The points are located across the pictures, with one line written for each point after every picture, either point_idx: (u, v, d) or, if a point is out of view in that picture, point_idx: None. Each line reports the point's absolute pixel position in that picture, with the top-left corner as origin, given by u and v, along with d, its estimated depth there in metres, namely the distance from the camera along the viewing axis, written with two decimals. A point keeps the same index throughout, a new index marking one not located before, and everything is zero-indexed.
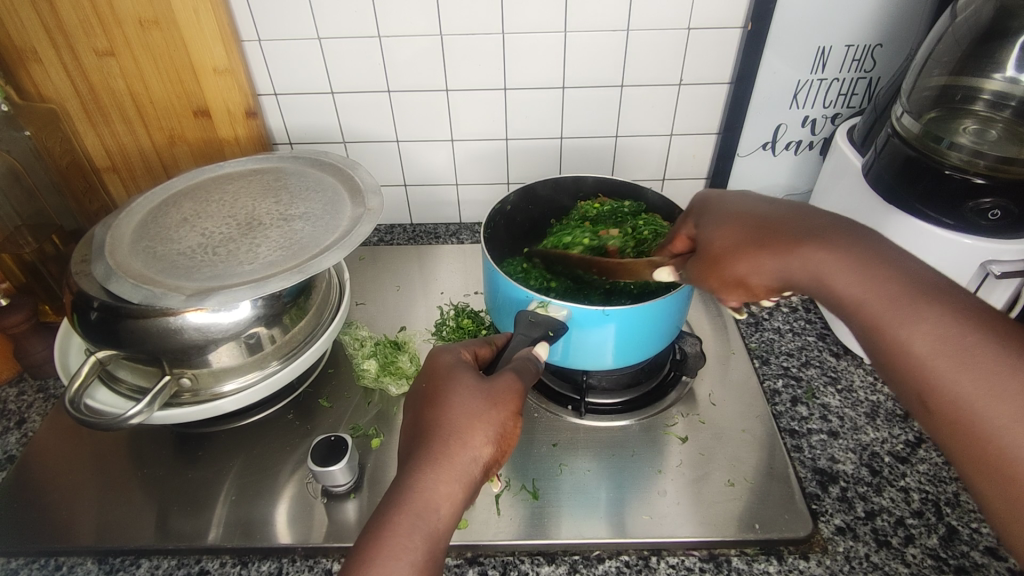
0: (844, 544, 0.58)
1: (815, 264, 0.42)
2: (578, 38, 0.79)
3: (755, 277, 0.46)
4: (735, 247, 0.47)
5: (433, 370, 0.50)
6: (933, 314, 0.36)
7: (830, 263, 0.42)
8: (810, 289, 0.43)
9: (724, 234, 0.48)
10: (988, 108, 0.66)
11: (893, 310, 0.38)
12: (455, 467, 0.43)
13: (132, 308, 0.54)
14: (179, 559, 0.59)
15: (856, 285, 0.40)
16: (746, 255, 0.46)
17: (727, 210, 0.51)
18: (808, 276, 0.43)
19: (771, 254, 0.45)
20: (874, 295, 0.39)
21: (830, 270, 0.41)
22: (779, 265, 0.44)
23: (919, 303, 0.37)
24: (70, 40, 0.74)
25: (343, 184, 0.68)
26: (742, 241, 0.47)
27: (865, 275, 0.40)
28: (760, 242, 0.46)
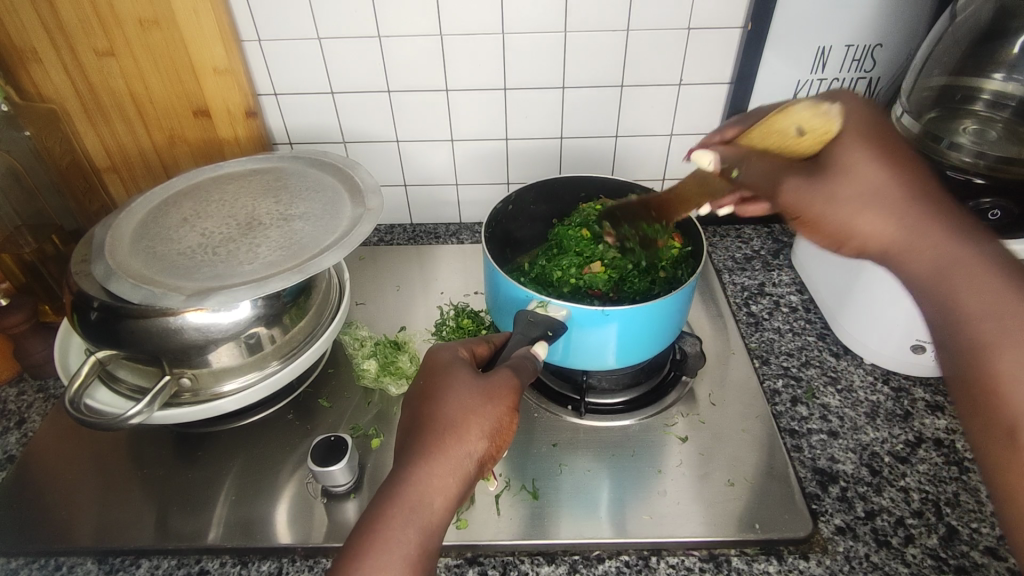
0: (844, 544, 0.58)
1: (939, 264, 0.42)
2: (578, 38, 0.79)
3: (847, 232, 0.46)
4: (845, 179, 0.45)
5: (431, 367, 0.50)
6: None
7: (944, 258, 0.42)
8: (911, 260, 0.43)
9: (853, 158, 0.45)
10: (988, 108, 0.65)
11: (1003, 332, 0.38)
12: (449, 461, 0.43)
13: (132, 308, 0.54)
14: (179, 559, 0.59)
15: (984, 295, 0.39)
16: (852, 198, 0.45)
17: (865, 127, 0.47)
18: (916, 258, 0.43)
19: (886, 226, 0.44)
20: (988, 312, 0.39)
21: (950, 270, 0.41)
22: (887, 237, 0.44)
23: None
24: (70, 39, 0.74)
25: (343, 184, 0.68)
26: (859, 189, 0.45)
27: (1008, 281, 0.39)
28: (887, 206, 0.44)
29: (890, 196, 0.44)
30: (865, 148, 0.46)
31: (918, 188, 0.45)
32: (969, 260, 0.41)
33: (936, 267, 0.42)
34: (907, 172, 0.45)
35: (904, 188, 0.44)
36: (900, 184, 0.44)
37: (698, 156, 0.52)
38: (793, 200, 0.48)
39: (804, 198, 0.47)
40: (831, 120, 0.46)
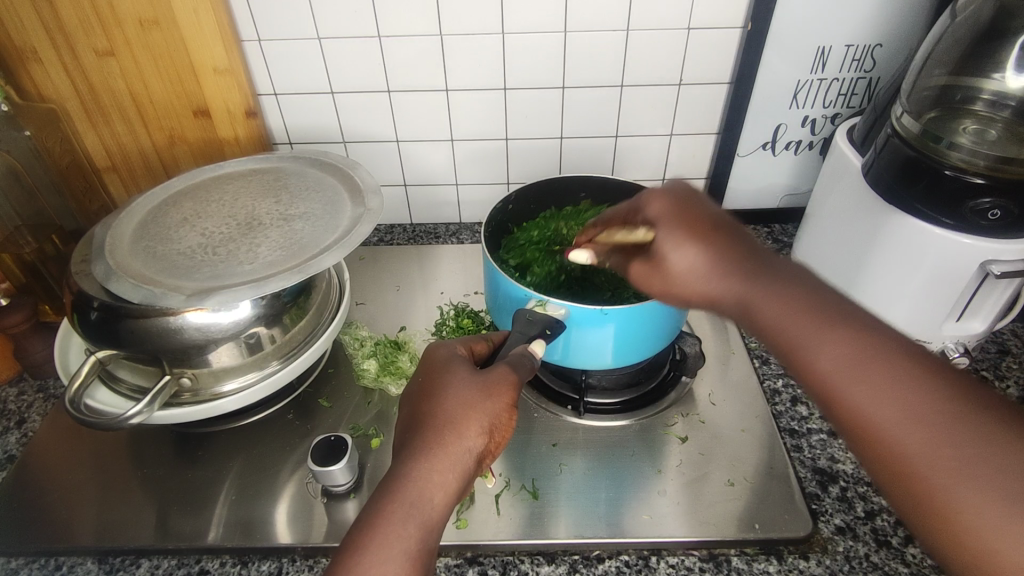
0: (844, 544, 0.58)
1: (741, 291, 0.44)
2: (578, 38, 0.79)
3: (692, 298, 0.48)
4: (673, 255, 0.48)
5: (431, 364, 0.50)
6: (843, 340, 0.38)
7: (747, 294, 0.44)
8: (761, 312, 0.43)
9: (672, 242, 0.48)
10: (988, 108, 0.66)
11: (808, 336, 0.40)
12: (450, 457, 0.43)
13: (132, 308, 0.54)
14: (179, 559, 0.59)
15: (774, 309, 0.42)
16: (681, 272, 0.47)
17: (672, 210, 0.50)
18: (755, 307, 0.43)
19: (711, 284, 0.46)
20: (821, 347, 0.39)
21: (752, 296, 0.43)
22: (722, 296, 0.46)
23: (833, 333, 0.39)
24: (69, 39, 0.74)
25: (343, 184, 0.68)
26: (684, 264, 0.47)
27: (784, 299, 0.42)
28: (697, 273, 0.47)
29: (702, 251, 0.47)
30: (676, 230, 0.48)
31: (740, 248, 0.47)
32: (761, 293, 0.43)
33: (738, 295, 0.44)
34: (724, 238, 0.47)
35: (712, 255, 0.46)
36: (705, 251, 0.47)
37: (574, 257, 0.57)
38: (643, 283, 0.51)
39: (665, 283, 0.49)
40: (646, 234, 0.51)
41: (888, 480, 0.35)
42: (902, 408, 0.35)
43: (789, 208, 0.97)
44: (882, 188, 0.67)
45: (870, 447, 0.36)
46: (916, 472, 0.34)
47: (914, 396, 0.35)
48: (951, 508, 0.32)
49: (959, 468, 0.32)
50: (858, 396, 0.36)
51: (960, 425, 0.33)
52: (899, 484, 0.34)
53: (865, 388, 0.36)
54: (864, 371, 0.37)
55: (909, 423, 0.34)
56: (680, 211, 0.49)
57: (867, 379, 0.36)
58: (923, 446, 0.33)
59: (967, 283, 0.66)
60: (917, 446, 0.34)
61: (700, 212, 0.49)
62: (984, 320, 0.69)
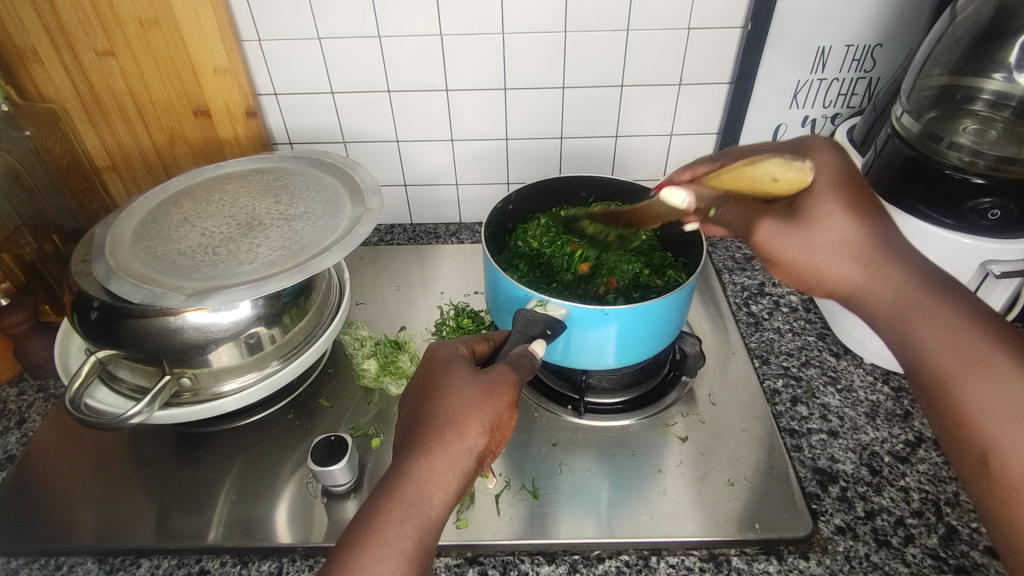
0: (844, 544, 0.58)
1: (900, 295, 0.44)
2: (578, 38, 0.79)
3: (818, 278, 0.48)
4: (821, 229, 0.47)
5: (431, 364, 0.50)
6: (1014, 379, 0.38)
7: (902, 291, 0.44)
8: (873, 296, 0.45)
9: (822, 212, 0.47)
10: (988, 108, 0.66)
11: (930, 323, 0.42)
12: (450, 456, 0.43)
13: (132, 308, 0.54)
14: (179, 559, 0.59)
15: (930, 317, 0.42)
16: (819, 245, 0.47)
17: (835, 176, 0.49)
18: (880, 299, 0.45)
19: (849, 267, 0.46)
20: (946, 347, 0.41)
21: (908, 306, 0.43)
22: (852, 278, 0.46)
23: (997, 359, 0.39)
24: (69, 39, 0.74)
25: (343, 184, 0.68)
26: (833, 236, 0.46)
27: (940, 301, 0.42)
28: (853, 248, 0.46)
29: (858, 230, 0.46)
30: (836, 199, 0.47)
31: (885, 237, 0.46)
32: (922, 300, 0.43)
33: (897, 301, 0.44)
34: (886, 224, 0.47)
35: (872, 239, 0.46)
36: (863, 231, 0.46)
37: (669, 195, 0.59)
38: (777, 247, 0.49)
39: (785, 245, 0.49)
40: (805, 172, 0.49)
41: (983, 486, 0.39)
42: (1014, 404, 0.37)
43: None
44: (882, 187, 0.67)
45: (964, 442, 0.39)
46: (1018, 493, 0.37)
47: (1016, 411, 0.37)
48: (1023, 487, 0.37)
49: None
50: (977, 395, 0.39)
51: None
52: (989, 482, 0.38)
53: (989, 393, 0.38)
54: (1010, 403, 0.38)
55: (1022, 435, 0.37)
56: (840, 187, 0.48)
57: (991, 383, 0.39)
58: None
59: (967, 283, 0.66)
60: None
61: (863, 188, 0.48)
62: None
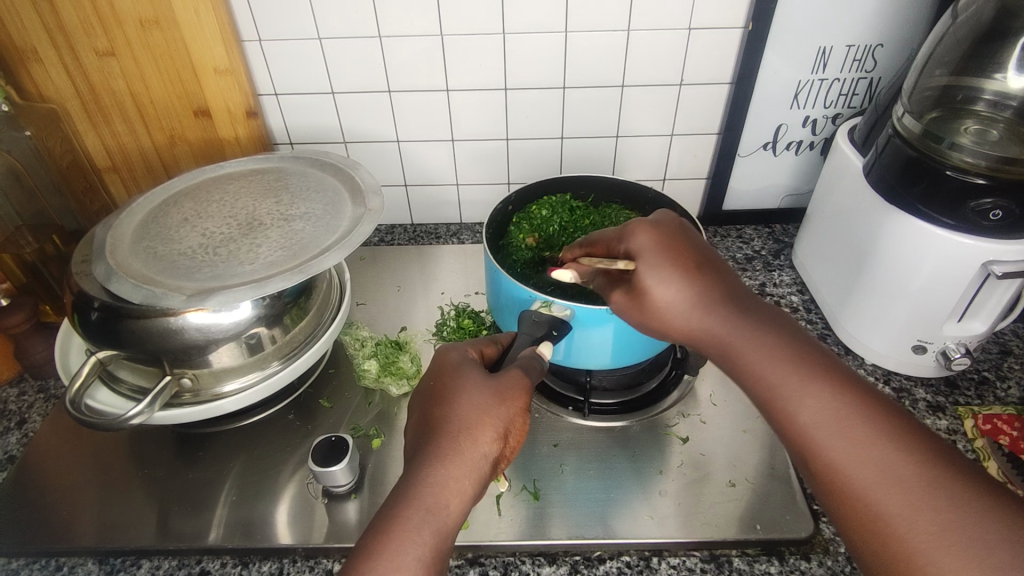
0: (845, 545, 0.58)
1: (737, 335, 0.47)
2: (578, 38, 0.79)
3: (666, 329, 0.51)
4: (658, 283, 0.50)
5: (441, 367, 0.50)
6: (869, 423, 0.40)
7: (726, 329, 0.48)
8: (732, 347, 0.47)
9: (658, 272, 0.50)
10: (989, 109, 0.66)
11: (789, 381, 0.44)
12: (464, 462, 0.43)
13: (133, 308, 0.54)
14: (180, 560, 0.59)
15: (786, 374, 0.44)
16: (667, 305, 0.50)
17: (664, 237, 0.51)
18: (711, 337, 0.48)
19: (693, 320, 0.49)
20: (820, 418, 0.42)
21: (736, 338, 0.47)
22: (692, 329, 0.49)
23: (807, 379, 0.43)
24: (70, 39, 0.74)
25: (343, 185, 0.68)
26: (670, 296, 0.49)
27: (794, 353, 0.45)
28: (676, 307, 0.49)
29: (688, 283, 0.49)
30: (666, 263, 0.50)
31: (727, 286, 0.49)
32: (746, 337, 0.47)
33: (727, 335, 0.48)
34: (715, 276, 0.50)
35: (709, 291, 0.49)
36: (705, 286, 0.49)
37: (556, 272, 0.55)
38: (622, 311, 0.53)
39: (648, 311, 0.50)
40: (628, 264, 0.50)
41: (849, 519, 0.39)
42: (878, 462, 0.39)
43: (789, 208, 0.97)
44: (883, 187, 0.68)
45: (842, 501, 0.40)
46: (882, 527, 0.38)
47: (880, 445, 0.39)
48: (910, 551, 0.36)
49: (917, 512, 0.37)
50: (839, 457, 0.40)
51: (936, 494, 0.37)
52: (881, 549, 0.38)
53: (855, 453, 0.40)
54: (845, 431, 0.41)
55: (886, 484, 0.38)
56: (679, 250, 0.51)
57: (854, 443, 0.40)
58: (892, 499, 0.38)
59: (968, 284, 0.65)
60: (903, 508, 0.37)
61: (690, 240, 0.52)
62: (985, 321, 0.69)
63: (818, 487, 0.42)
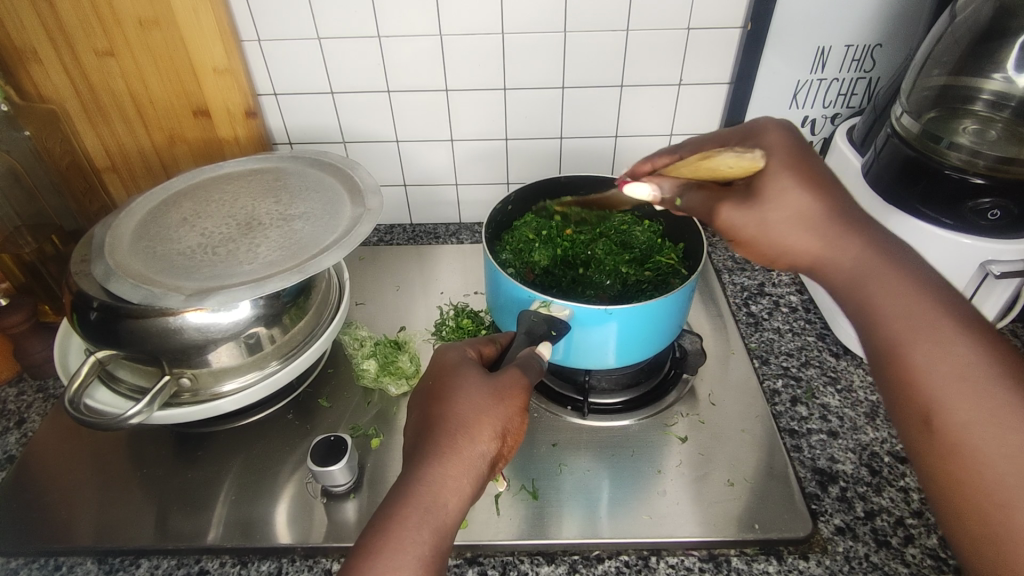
0: (844, 544, 0.58)
1: (857, 263, 0.44)
2: (578, 38, 0.79)
3: (776, 251, 0.47)
4: (775, 204, 0.46)
5: (441, 367, 0.50)
6: (963, 345, 0.38)
7: (860, 260, 0.44)
8: (834, 262, 0.45)
9: (775, 187, 0.46)
10: (988, 108, 0.66)
11: (878, 287, 0.43)
12: (462, 460, 0.43)
13: (132, 308, 0.54)
14: (179, 559, 0.59)
15: (894, 297, 0.42)
16: (774, 222, 0.46)
17: (788, 156, 0.48)
18: (837, 267, 0.45)
19: (811, 238, 0.45)
20: (923, 335, 0.40)
21: (866, 272, 0.44)
22: (813, 250, 0.46)
23: (930, 309, 0.40)
24: (69, 39, 0.74)
25: (343, 185, 0.68)
26: (787, 210, 0.46)
27: (913, 286, 0.42)
28: (810, 218, 0.45)
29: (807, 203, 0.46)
30: (789, 175, 0.46)
31: (849, 208, 0.46)
32: (881, 265, 0.43)
33: (853, 268, 0.44)
34: (839, 196, 0.46)
35: (827, 207, 0.46)
36: (826, 204, 0.46)
37: (581, 262, 0.55)
38: (736, 227, 0.48)
39: (742, 221, 0.48)
40: (685, 233, 0.49)
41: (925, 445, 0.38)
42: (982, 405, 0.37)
43: None
44: (882, 188, 0.67)
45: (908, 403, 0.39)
46: (979, 460, 0.36)
47: (978, 364, 0.38)
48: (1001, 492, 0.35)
49: (997, 434, 0.36)
50: (944, 382, 0.38)
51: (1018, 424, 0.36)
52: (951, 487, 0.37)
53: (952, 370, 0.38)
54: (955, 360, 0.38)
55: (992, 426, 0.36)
56: (824, 188, 0.46)
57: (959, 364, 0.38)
58: (978, 421, 0.36)
59: (968, 281, 0.66)
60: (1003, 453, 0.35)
61: (812, 158, 0.48)
62: (985, 318, 0.68)
63: (905, 413, 0.40)
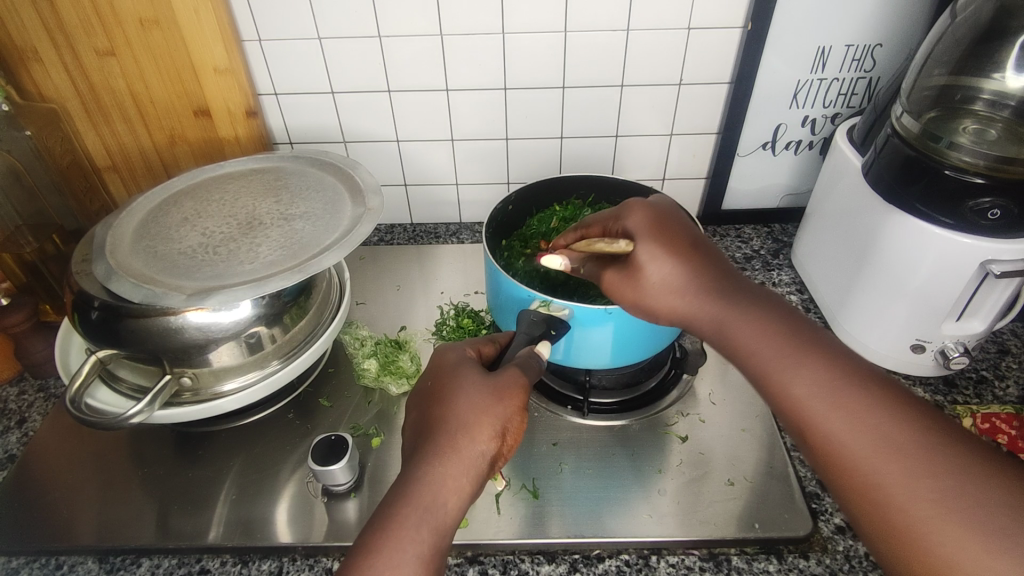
0: (843, 544, 0.58)
1: (718, 315, 0.47)
2: (578, 38, 0.79)
3: (658, 312, 0.51)
4: (649, 268, 0.50)
5: (441, 366, 0.50)
6: (817, 373, 0.41)
7: (718, 312, 0.47)
8: (699, 321, 0.49)
9: (648, 253, 0.50)
10: (988, 108, 0.66)
11: (749, 337, 0.45)
12: (463, 460, 0.43)
13: (133, 308, 0.54)
14: (179, 558, 0.59)
15: (760, 343, 0.44)
16: (656, 283, 0.50)
17: (646, 222, 0.52)
18: (701, 320, 0.48)
19: (678, 298, 0.49)
20: (806, 386, 0.41)
21: (726, 319, 0.47)
22: (683, 311, 0.49)
23: (799, 356, 0.42)
24: (70, 39, 0.74)
25: (343, 185, 0.68)
26: (659, 277, 0.49)
27: (764, 331, 0.45)
28: (676, 285, 0.49)
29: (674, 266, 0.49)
30: (656, 245, 0.50)
31: (718, 267, 0.49)
32: (732, 311, 0.47)
33: (716, 319, 0.47)
34: (705, 258, 0.50)
35: (690, 270, 0.49)
36: (684, 264, 0.49)
37: (544, 261, 0.55)
38: (620, 295, 0.52)
39: (637, 292, 0.51)
40: (627, 246, 0.50)
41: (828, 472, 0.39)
42: (871, 439, 0.38)
43: (788, 208, 0.97)
44: (882, 187, 0.68)
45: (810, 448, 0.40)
46: (863, 476, 0.38)
47: (842, 388, 0.40)
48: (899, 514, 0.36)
49: (889, 462, 0.37)
50: (837, 426, 0.39)
51: (907, 450, 0.37)
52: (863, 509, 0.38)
53: (836, 414, 0.39)
54: (838, 401, 0.40)
55: (887, 456, 0.37)
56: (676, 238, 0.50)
57: (839, 407, 0.39)
58: (872, 451, 0.37)
59: (967, 284, 0.66)
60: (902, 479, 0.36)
61: (679, 227, 0.52)
62: (983, 321, 0.69)
63: (808, 453, 0.41)
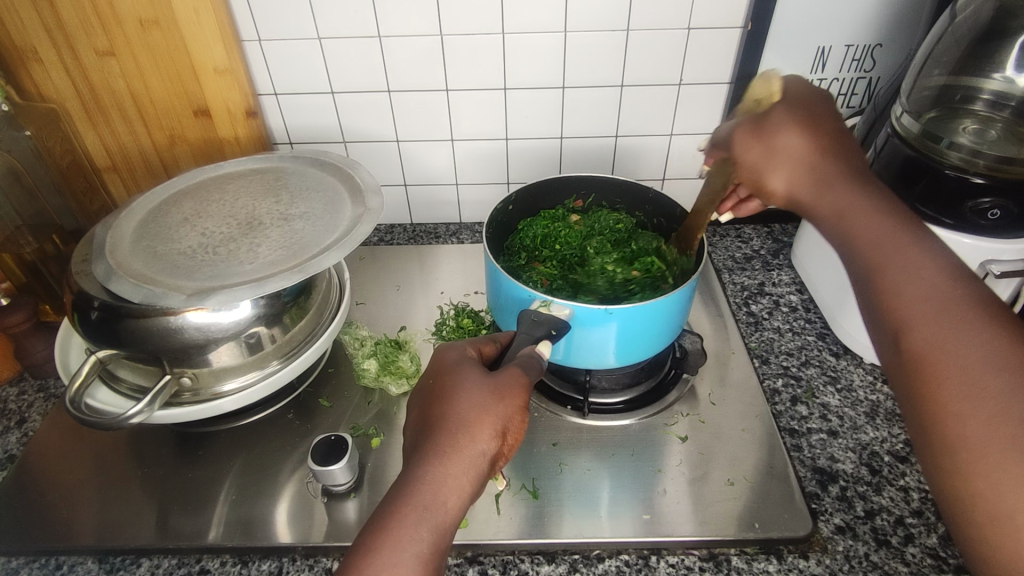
0: (843, 544, 0.58)
1: (878, 236, 0.42)
2: (578, 38, 0.79)
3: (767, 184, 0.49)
4: (782, 135, 0.48)
5: (441, 365, 0.50)
6: (974, 334, 0.36)
7: (881, 236, 0.42)
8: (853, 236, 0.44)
9: (784, 121, 0.49)
10: (988, 108, 0.66)
11: (898, 263, 0.41)
12: (463, 459, 0.43)
13: (133, 308, 0.54)
14: (179, 559, 0.59)
15: (916, 281, 0.40)
16: (782, 151, 0.48)
17: (797, 99, 0.50)
18: (857, 238, 0.44)
19: (799, 176, 0.47)
20: (940, 338, 0.37)
21: (886, 244, 0.42)
22: (827, 211, 0.46)
23: (958, 314, 0.37)
24: (70, 40, 0.74)
25: (343, 184, 0.68)
26: (790, 150, 0.48)
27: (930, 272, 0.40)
28: (801, 159, 0.47)
29: (813, 149, 0.47)
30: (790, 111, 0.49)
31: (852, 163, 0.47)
32: (895, 237, 0.42)
33: (874, 239, 0.43)
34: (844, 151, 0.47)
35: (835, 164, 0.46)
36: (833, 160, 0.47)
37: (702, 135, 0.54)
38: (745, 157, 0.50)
39: (746, 147, 0.50)
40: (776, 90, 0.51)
41: (924, 423, 0.37)
42: (989, 418, 0.34)
43: None
44: None
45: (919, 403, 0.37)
46: (963, 446, 0.35)
47: (988, 355, 0.35)
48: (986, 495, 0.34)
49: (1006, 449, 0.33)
50: (957, 392, 0.36)
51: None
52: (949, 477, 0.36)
53: (962, 380, 0.36)
54: (974, 370, 0.35)
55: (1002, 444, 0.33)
56: (818, 129, 0.48)
57: (971, 377, 0.35)
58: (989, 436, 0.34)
59: None
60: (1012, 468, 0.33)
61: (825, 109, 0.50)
62: None
63: (917, 405, 0.38)
